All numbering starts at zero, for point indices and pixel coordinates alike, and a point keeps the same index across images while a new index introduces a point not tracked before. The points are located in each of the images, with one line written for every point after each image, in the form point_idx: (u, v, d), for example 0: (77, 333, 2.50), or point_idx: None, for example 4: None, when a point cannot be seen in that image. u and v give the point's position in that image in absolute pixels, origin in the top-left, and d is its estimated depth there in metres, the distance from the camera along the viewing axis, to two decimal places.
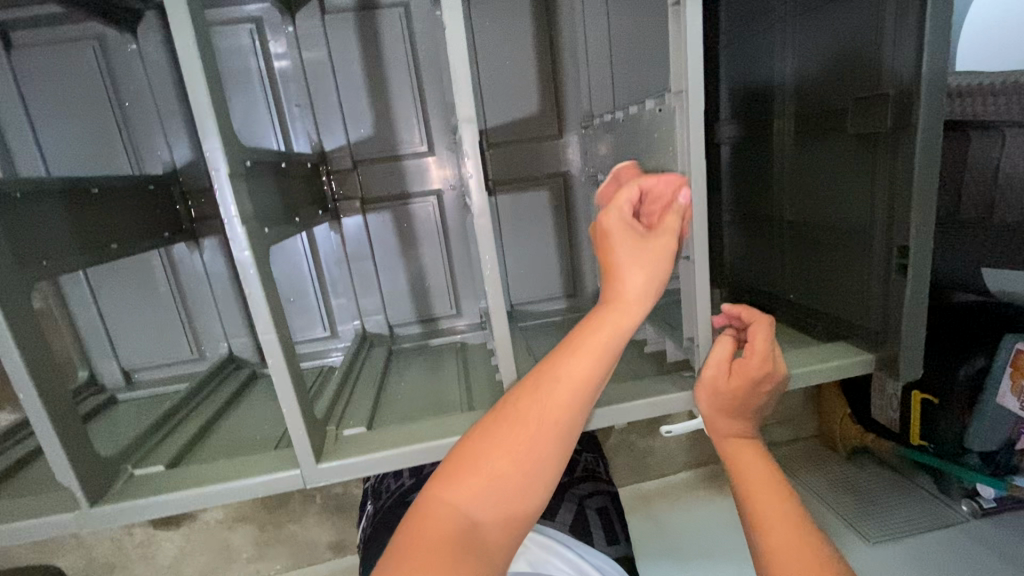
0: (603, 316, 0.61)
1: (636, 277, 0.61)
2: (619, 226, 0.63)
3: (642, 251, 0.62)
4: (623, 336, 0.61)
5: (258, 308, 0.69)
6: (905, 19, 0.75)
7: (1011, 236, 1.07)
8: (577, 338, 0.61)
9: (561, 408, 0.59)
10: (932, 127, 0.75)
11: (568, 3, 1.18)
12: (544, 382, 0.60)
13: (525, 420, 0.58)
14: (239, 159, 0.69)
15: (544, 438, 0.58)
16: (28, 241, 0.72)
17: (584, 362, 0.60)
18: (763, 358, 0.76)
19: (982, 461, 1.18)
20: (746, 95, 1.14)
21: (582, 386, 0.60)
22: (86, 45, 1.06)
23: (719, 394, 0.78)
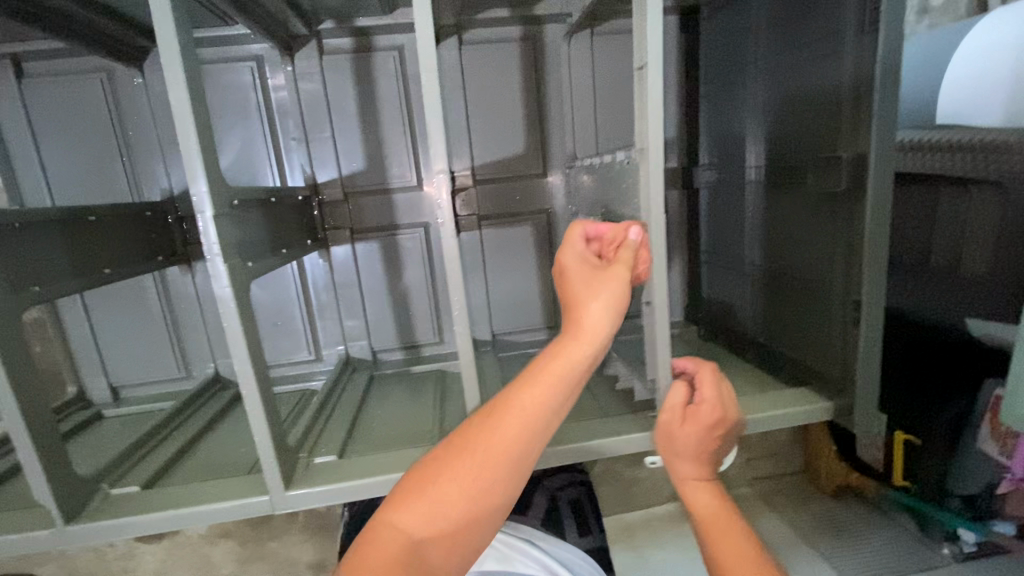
0: (563, 342, 0.60)
1: (592, 306, 0.62)
2: (574, 261, 0.69)
3: (595, 280, 0.65)
4: (582, 364, 0.60)
5: (235, 340, 0.73)
6: (861, 87, 0.79)
7: (986, 286, 1.07)
8: (538, 364, 0.60)
9: (514, 433, 0.56)
10: (882, 192, 0.79)
11: (554, 50, 1.24)
12: (499, 405, 0.58)
13: (477, 447, 0.56)
14: (225, 199, 0.74)
15: (495, 461, 0.56)
16: (23, 268, 0.76)
17: (538, 390, 0.58)
18: (714, 400, 0.80)
19: (965, 504, 1.15)
20: (723, 143, 1.21)
21: (538, 411, 0.58)
22: (95, 77, 1.12)
23: (671, 438, 0.81)
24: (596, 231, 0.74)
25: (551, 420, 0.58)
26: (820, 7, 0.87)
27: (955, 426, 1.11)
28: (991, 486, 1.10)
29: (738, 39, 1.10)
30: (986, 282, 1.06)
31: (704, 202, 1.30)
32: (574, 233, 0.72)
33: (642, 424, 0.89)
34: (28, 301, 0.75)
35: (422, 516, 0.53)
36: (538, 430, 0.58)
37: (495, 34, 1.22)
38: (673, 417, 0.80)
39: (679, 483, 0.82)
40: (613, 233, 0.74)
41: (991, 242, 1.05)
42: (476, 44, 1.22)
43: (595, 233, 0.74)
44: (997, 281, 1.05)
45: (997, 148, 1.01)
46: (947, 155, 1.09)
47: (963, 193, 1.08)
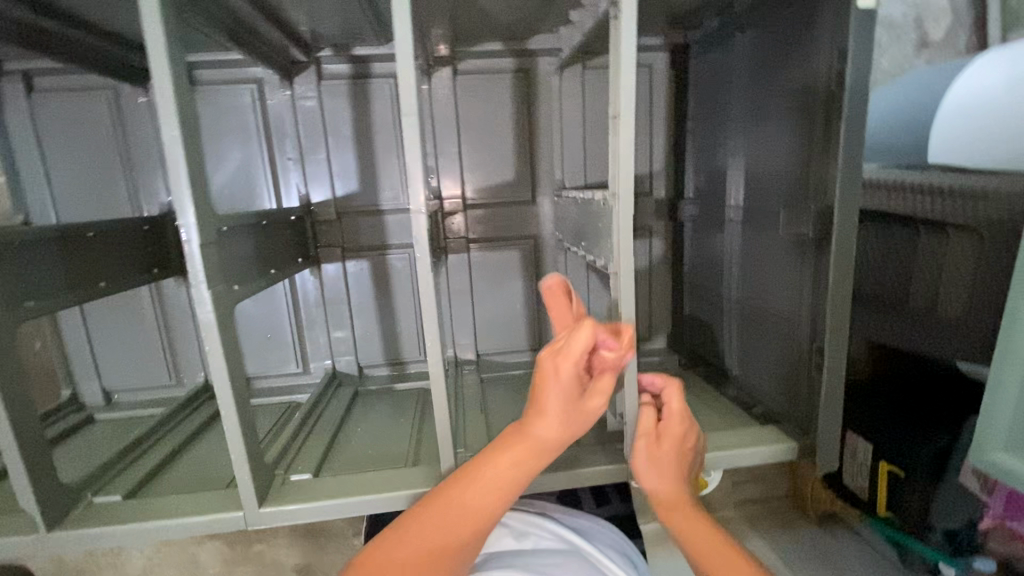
0: (514, 456, 0.69)
1: (552, 428, 0.69)
2: (569, 377, 0.68)
3: (570, 410, 0.69)
4: (528, 475, 0.70)
5: (215, 362, 0.77)
6: (829, 140, 0.81)
7: (963, 330, 1.08)
8: (487, 471, 0.69)
9: (461, 533, 0.69)
10: (846, 244, 0.81)
11: (546, 82, 1.28)
12: (451, 507, 0.69)
13: (430, 539, 0.68)
14: (213, 227, 0.77)
15: (443, 558, 0.69)
16: (21, 284, 0.80)
17: (488, 497, 0.69)
18: (681, 407, 0.83)
19: (945, 539, 1.09)
20: (706, 179, 1.24)
21: (484, 513, 0.69)
22: (101, 95, 1.17)
23: (650, 462, 0.81)
24: (603, 340, 0.70)
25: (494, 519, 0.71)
26: (795, 59, 0.89)
27: (940, 458, 1.06)
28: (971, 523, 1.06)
29: (724, 82, 1.13)
30: (963, 325, 1.08)
31: (689, 233, 1.33)
32: (580, 339, 0.67)
33: (610, 456, 0.92)
34: (23, 316, 0.79)
35: None
36: (480, 530, 0.70)
37: (489, 66, 1.26)
38: (647, 438, 0.82)
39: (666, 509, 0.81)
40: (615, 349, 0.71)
41: (966, 286, 1.06)
42: (470, 74, 1.26)
43: (600, 337, 0.70)
44: (974, 324, 1.06)
45: (967, 194, 1.05)
46: (927, 198, 1.11)
47: (942, 237, 1.10)
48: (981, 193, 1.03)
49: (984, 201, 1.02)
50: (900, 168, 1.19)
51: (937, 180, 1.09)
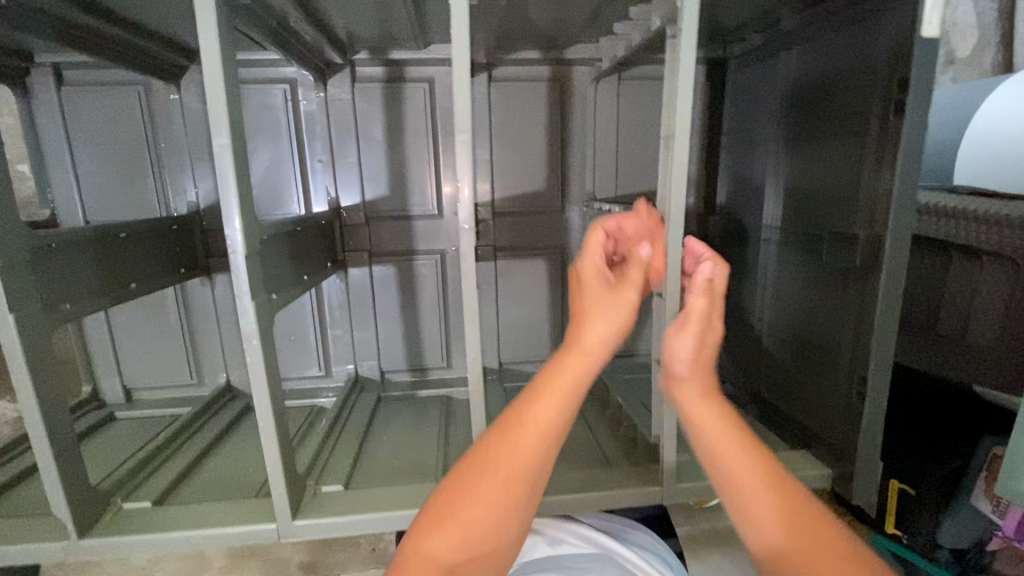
0: (568, 359, 0.65)
1: (595, 325, 0.66)
2: (592, 264, 0.72)
3: (607, 298, 0.68)
4: (587, 377, 0.65)
5: (255, 375, 0.75)
6: (882, 167, 0.80)
7: (990, 361, 1.03)
8: (542, 380, 0.64)
9: (532, 451, 0.62)
10: (895, 273, 0.80)
11: (581, 92, 1.26)
12: (516, 428, 0.62)
13: (496, 465, 0.61)
14: (257, 236, 0.76)
15: (519, 485, 0.61)
16: (57, 288, 0.79)
17: (549, 409, 0.63)
18: (726, 264, 0.75)
19: (953, 558, 1.04)
20: (741, 195, 1.23)
21: (549, 425, 0.62)
22: (132, 90, 1.15)
23: (708, 319, 0.71)
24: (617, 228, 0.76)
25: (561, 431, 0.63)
26: (849, 83, 0.88)
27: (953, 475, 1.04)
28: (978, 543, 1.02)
29: (766, 101, 1.12)
30: (989, 357, 1.03)
31: (719, 250, 1.31)
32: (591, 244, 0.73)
33: (644, 477, 0.90)
34: (61, 319, 0.78)
35: (452, 540, 0.58)
36: (550, 447, 0.63)
37: (524, 73, 1.24)
38: (705, 291, 0.72)
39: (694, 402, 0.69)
40: (632, 228, 0.77)
41: (999, 317, 1.01)
42: (506, 81, 1.24)
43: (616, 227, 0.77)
44: (1002, 355, 1.01)
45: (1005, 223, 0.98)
46: (960, 221, 1.06)
47: (975, 265, 1.05)
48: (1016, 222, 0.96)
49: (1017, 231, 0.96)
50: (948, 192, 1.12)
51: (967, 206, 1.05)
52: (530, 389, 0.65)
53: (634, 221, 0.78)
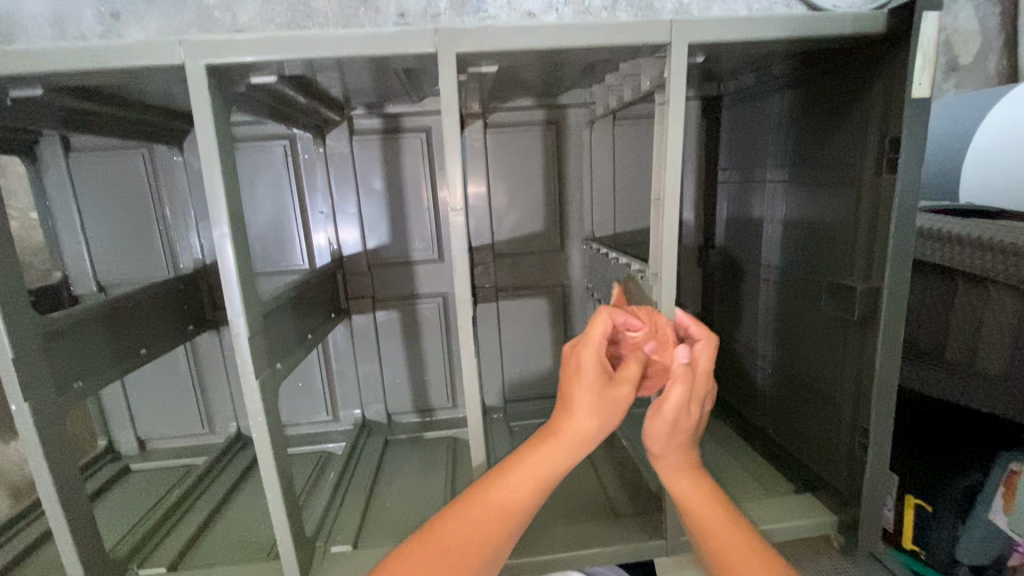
0: (546, 445, 0.66)
1: (581, 421, 0.64)
2: (593, 358, 0.63)
3: (601, 397, 0.63)
4: (561, 472, 0.66)
5: (261, 452, 0.77)
6: (878, 223, 0.80)
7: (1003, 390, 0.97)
8: (516, 464, 0.66)
9: (491, 533, 0.65)
10: (893, 325, 0.80)
11: (577, 135, 1.28)
12: (478, 507, 0.65)
13: (453, 538, 0.64)
14: (259, 315, 0.78)
15: (471, 559, 0.64)
16: (70, 367, 0.81)
17: (518, 490, 0.66)
18: (711, 344, 0.73)
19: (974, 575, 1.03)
20: (739, 232, 1.24)
21: (512, 507, 0.65)
22: (137, 153, 1.17)
23: (684, 407, 0.71)
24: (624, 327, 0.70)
25: (522, 517, 0.66)
26: (839, 135, 0.89)
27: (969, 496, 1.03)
28: (1000, 558, 1.01)
29: (761, 142, 1.13)
30: (1002, 385, 0.97)
31: (720, 285, 1.33)
32: (593, 332, 0.64)
33: (649, 530, 0.91)
34: (75, 400, 0.80)
35: None
36: (507, 534, 0.66)
37: (519, 119, 1.26)
38: (684, 380, 0.70)
39: (665, 473, 0.76)
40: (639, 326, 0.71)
41: (1005, 344, 0.96)
42: (501, 127, 1.26)
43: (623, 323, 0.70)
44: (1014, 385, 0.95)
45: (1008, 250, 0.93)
46: (946, 245, 1.05)
47: (983, 293, 1.00)
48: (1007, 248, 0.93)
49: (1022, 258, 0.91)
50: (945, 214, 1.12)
51: (952, 228, 1.04)
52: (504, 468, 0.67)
53: (641, 324, 0.71)
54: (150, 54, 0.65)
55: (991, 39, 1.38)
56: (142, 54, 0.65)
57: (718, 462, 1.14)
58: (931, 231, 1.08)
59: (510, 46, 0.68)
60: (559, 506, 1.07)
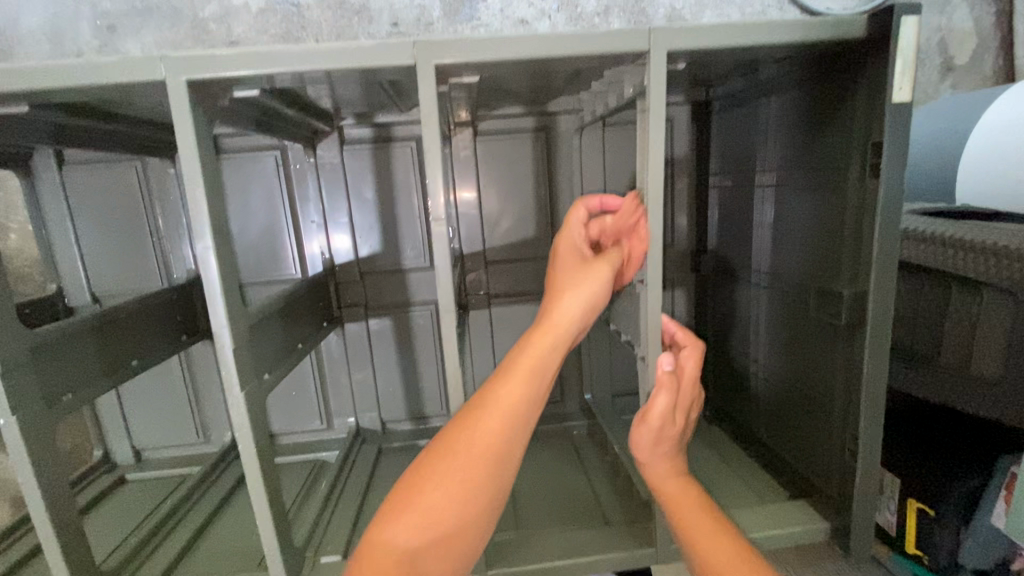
0: (535, 340, 0.72)
1: (569, 298, 0.73)
2: (569, 251, 0.81)
3: (579, 273, 0.76)
4: (554, 359, 0.72)
5: (247, 464, 0.76)
6: (863, 226, 0.79)
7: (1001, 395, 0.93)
8: (509, 366, 0.71)
9: (504, 427, 0.68)
10: (880, 330, 0.79)
11: (566, 142, 1.28)
12: (487, 407, 0.69)
13: (463, 446, 0.67)
14: (244, 326, 0.78)
15: (484, 461, 0.67)
16: (58, 380, 0.82)
17: (515, 387, 0.70)
18: (697, 352, 0.76)
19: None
20: (730, 236, 1.24)
21: (515, 403, 0.69)
22: (130, 165, 1.19)
23: (669, 415, 0.73)
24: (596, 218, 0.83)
25: (527, 409, 0.70)
26: (823, 138, 0.89)
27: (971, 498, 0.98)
28: (1005, 563, 0.98)
29: (750, 144, 1.12)
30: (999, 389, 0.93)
31: (713, 289, 1.33)
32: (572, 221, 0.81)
33: (639, 539, 0.90)
34: (64, 413, 0.81)
35: (416, 520, 0.64)
36: (519, 426, 0.69)
37: (509, 127, 1.27)
38: (668, 388, 0.72)
39: (651, 479, 0.78)
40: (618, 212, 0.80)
41: (1002, 346, 0.92)
42: (491, 135, 1.27)
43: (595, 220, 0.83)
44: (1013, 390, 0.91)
45: (1003, 254, 0.90)
46: (938, 247, 1.02)
47: (977, 295, 0.96)
48: (1001, 253, 0.90)
49: (1018, 262, 0.88)
50: (936, 217, 1.10)
51: (946, 231, 1.00)
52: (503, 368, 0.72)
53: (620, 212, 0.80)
54: (133, 71, 0.66)
55: (988, 38, 1.37)
56: (125, 71, 0.66)
57: (712, 471, 1.14)
58: (919, 233, 1.06)
59: (488, 57, 0.69)
60: (552, 515, 1.06)
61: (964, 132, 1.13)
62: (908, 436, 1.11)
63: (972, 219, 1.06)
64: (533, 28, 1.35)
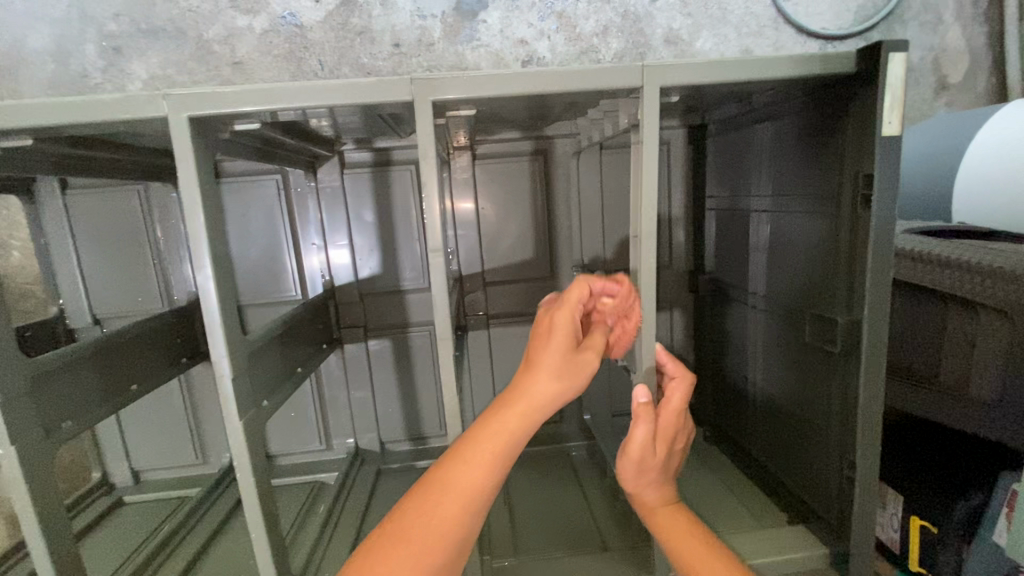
0: (501, 417, 0.63)
1: (544, 383, 0.62)
2: (569, 321, 0.64)
3: (566, 361, 0.63)
4: (520, 440, 0.63)
5: (245, 494, 0.76)
6: (857, 255, 0.80)
7: (998, 416, 0.92)
8: (469, 445, 0.62)
9: (456, 517, 0.60)
10: (875, 358, 0.80)
11: (564, 165, 1.30)
12: (440, 493, 0.61)
13: (414, 535, 0.59)
14: (243, 355, 0.79)
15: (436, 552, 0.59)
16: (57, 408, 0.82)
17: (476, 470, 0.61)
18: (686, 383, 0.75)
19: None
20: (727, 258, 1.25)
21: (474, 487, 0.61)
22: (133, 189, 1.21)
23: (650, 446, 0.74)
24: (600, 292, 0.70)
25: (488, 493, 0.62)
26: (818, 167, 0.90)
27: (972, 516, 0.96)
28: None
29: (746, 169, 1.13)
30: (998, 411, 0.92)
31: (711, 311, 1.33)
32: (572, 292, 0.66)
33: (636, 563, 0.90)
34: (62, 442, 0.81)
35: None
36: (470, 519, 0.61)
37: (507, 150, 1.28)
38: (647, 418, 0.72)
39: (642, 507, 0.78)
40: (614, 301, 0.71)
41: (1000, 368, 0.91)
42: (489, 158, 1.28)
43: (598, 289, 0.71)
44: (1010, 411, 0.90)
45: (997, 276, 0.89)
46: (927, 268, 1.02)
47: (973, 317, 0.95)
48: (996, 275, 0.89)
49: (1013, 286, 0.87)
50: (930, 235, 1.09)
51: (936, 251, 1.00)
52: (456, 450, 0.63)
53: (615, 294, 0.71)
54: (136, 107, 0.68)
55: (980, 57, 1.38)
56: (130, 108, 0.68)
57: (710, 496, 1.14)
58: (911, 253, 1.05)
59: (484, 93, 0.70)
60: (553, 540, 1.05)
61: (959, 151, 1.12)
62: (905, 454, 1.10)
63: (969, 238, 1.05)
64: (531, 49, 1.37)
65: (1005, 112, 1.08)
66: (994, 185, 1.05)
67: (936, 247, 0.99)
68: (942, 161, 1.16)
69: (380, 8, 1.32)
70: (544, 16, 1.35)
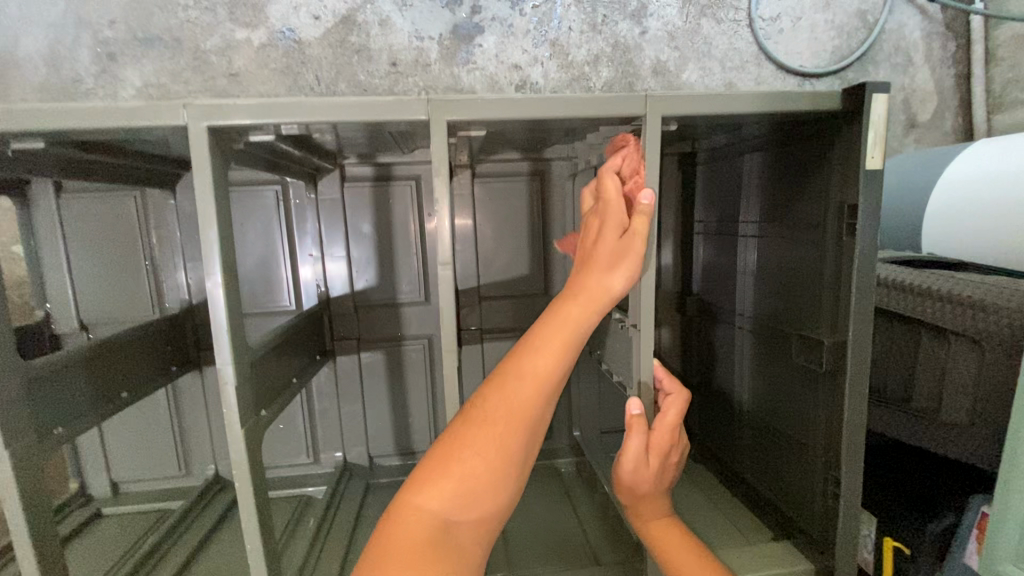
0: (569, 308, 0.71)
1: (602, 271, 0.72)
2: (608, 207, 0.75)
3: (616, 244, 0.72)
4: (587, 325, 0.71)
5: (243, 502, 0.75)
6: (841, 279, 0.85)
7: (964, 436, 0.97)
8: (540, 334, 0.70)
9: (528, 403, 0.68)
10: (857, 376, 0.84)
11: (560, 186, 1.34)
12: (511, 386, 0.68)
13: (495, 417, 0.67)
14: (246, 362, 0.79)
15: (516, 429, 0.67)
16: (50, 413, 0.81)
17: (548, 357, 0.69)
18: (681, 398, 0.79)
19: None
20: (714, 279, 1.30)
21: (546, 371, 0.69)
22: (130, 196, 1.21)
23: (642, 457, 0.76)
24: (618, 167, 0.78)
25: (559, 377, 0.70)
26: (804, 196, 0.95)
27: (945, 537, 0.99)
28: None
29: (734, 196, 1.19)
30: (967, 432, 0.96)
31: (698, 332, 1.38)
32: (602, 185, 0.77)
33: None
34: (53, 448, 0.79)
35: (445, 494, 0.64)
36: (543, 400, 0.69)
37: (506, 169, 1.32)
38: (641, 429, 0.75)
39: (637, 519, 0.81)
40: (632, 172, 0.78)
41: (970, 392, 0.96)
42: (487, 177, 1.31)
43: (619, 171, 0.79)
44: (979, 432, 0.95)
45: (968, 304, 0.94)
46: (902, 295, 1.07)
47: (944, 343, 1.00)
48: (964, 302, 0.95)
49: (982, 314, 0.92)
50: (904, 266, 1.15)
51: (912, 280, 1.06)
52: (528, 343, 0.70)
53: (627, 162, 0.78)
54: (155, 115, 0.69)
55: (948, 97, 1.49)
56: (149, 117, 0.69)
57: (698, 513, 1.16)
58: (887, 281, 1.11)
59: (497, 114, 0.73)
60: (545, 555, 1.06)
61: (926, 184, 1.20)
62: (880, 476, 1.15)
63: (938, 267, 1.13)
64: (525, 74, 1.42)
65: (967, 150, 1.17)
66: (953, 213, 1.12)
67: (910, 276, 1.05)
68: (911, 193, 1.24)
69: (379, 27, 1.36)
70: (539, 43, 1.41)
